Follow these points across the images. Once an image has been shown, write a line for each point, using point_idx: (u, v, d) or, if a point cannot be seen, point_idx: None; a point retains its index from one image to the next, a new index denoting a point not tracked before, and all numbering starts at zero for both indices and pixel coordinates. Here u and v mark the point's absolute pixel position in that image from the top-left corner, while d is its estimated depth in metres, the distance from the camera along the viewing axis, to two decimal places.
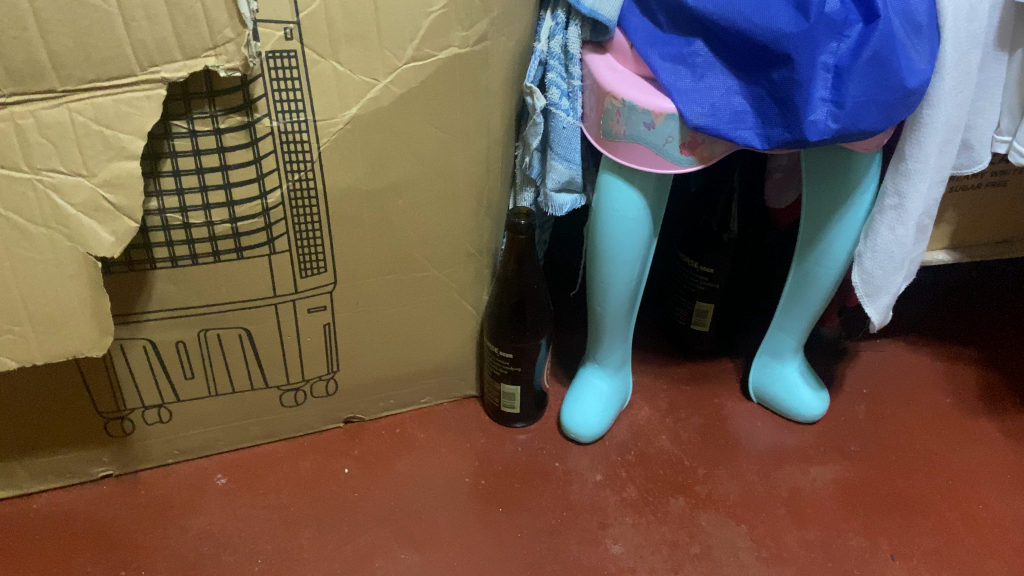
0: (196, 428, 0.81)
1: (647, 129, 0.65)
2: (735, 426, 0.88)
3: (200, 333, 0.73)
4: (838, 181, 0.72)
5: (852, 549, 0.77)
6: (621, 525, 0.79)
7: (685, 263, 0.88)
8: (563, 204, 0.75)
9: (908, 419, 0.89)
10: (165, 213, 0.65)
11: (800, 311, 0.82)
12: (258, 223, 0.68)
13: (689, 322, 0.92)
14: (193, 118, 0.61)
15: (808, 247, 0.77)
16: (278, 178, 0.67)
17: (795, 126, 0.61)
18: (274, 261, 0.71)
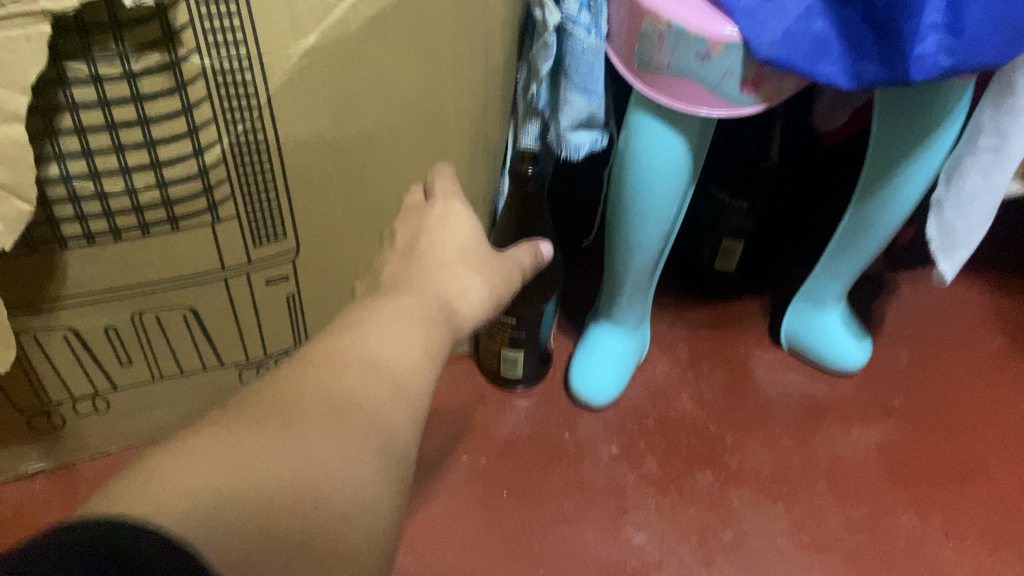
0: (142, 414, 0.69)
1: (700, 61, 0.50)
2: (765, 382, 0.78)
3: (134, 317, 0.59)
4: (921, 115, 0.58)
5: (900, 529, 0.69)
6: (643, 509, 0.70)
7: (713, 196, 0.74)
8: (580, 146, 0.61)
9: (957, 366, 0.80)
10: (70, 182, 0.50)
11: (852, 258, 0.70)
12: (194, 187, 0.53)
13: (713, 261, 0.79)
14: (95, 59, 0.45)
15: (873, 187, 0.64)
16: (217, 131, 0.51)
17: (895, 63, 0.46)
18: (219, 231, 0.56)
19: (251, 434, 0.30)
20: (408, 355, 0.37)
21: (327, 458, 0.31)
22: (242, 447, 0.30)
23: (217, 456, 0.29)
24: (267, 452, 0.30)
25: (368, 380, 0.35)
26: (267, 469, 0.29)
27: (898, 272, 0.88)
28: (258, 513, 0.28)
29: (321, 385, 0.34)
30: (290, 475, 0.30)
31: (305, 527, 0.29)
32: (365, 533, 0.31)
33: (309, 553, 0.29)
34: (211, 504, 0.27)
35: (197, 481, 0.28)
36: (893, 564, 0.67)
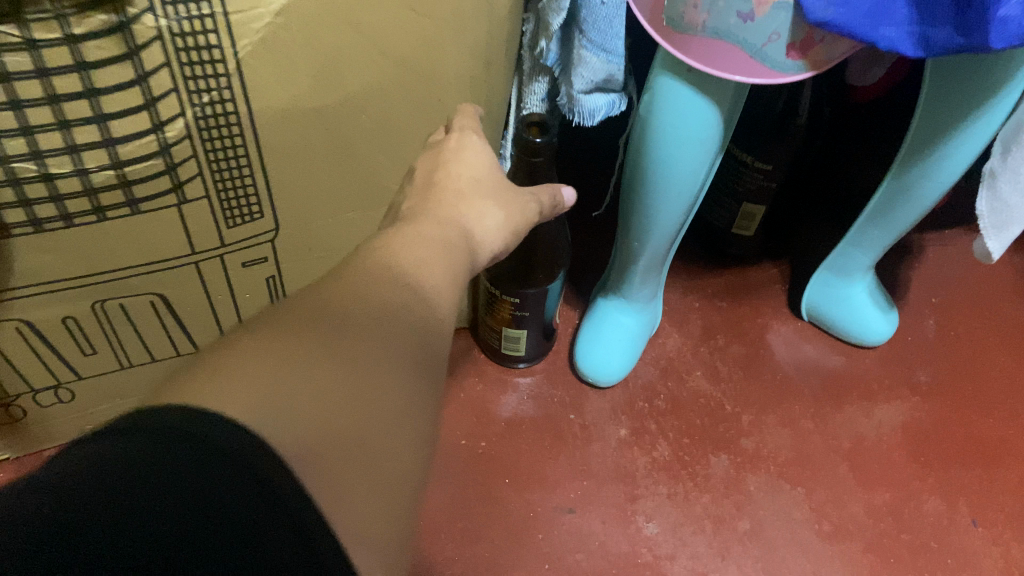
0: (111, 401, 0.63)
1: (742, 22, 0.43)
2: (783, 356, 0.73)
3: (95, 306, 0.53)
4: (976, 85, 0.52)
5: (928, 515, 0.65)
6: (654, 496, 0.65)
7: (735, 156, 0.69)
8: (596, 110, 0.55)
9: (986, 337, 0.75)
10: (8, 163, 0.43)
11: (885, 229, 0.65)
12: (156, 166, 0.46)
13: (729, 227, 0.74)
14: (27, 20, 0.37)
15: (915, 157, 0.59)
16: (179, 102, 0.44)
17: (975, 29, 0.39)
18: (187, 212, 0.49)
19: (297, 336, 0.29)
20: (434, 275, 0.37)
21: (376, 356, 0.30)
22: (291, 346, 0.28)
23: (272, 355, 0.27)
24: (319, 351, 0.28)
25: (401, 290, 0.34)
26: (323, 366, 0.28)
27: (925, 234, 0.83)
28: (315, 408, 0.26)
29: (357, 291, 0.32)
30: (344, 370, 0.28)
31: (362, 424, 0.27)
32: (416, 437, 0.29)
33: (366, 452, 0.27)
34: (273, 400, 0.25)
35: (252, 381, 0.26)
36: (921, 555, 0.63)
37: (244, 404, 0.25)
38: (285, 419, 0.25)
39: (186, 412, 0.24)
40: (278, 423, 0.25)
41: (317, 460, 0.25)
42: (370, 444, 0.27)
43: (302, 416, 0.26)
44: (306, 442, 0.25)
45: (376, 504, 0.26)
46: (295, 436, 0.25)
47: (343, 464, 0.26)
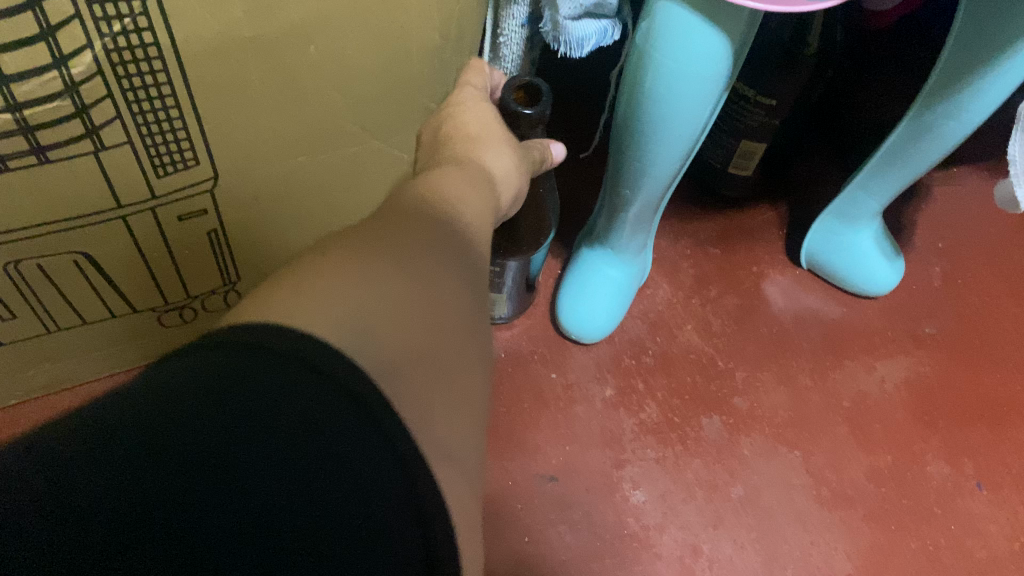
0: (42, 366, 0.57)
1: None
2: (780, 307, 0.68)
3: (8, 268, 0.46)
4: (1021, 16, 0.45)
5: (931, 479, 0.61)
6: (642, 462, 0.60)
7: (735, 90, 0.62)
8: (586, 37, 0.48)
9: (996, 284, 0.70)
10: None
11: (899, 173, 0.59)
12: (63, 108, 0.38)
13: (726, 166, 0.68)
14: None
15: (940, 94, 0.52)
16: (82, 31, 0.36)
17: None
18: (106, 160, 0.42)
19: (373, 254, 0.26)
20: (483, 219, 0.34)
21: (452, 284, 0.28)
22: (370, 266, 0.25)
23: (351, 273, 0.25)
24: (397, 273, 0.26)
25: (463, 222, 0.32)
26: (401, 284, 0.26)
27: (932, 171, 0.77)
28: (394, 324, 0.24)
29: (424, 215, 0.30)
30: (422, 292, 0.26)
31: (437, 341, 0.26)
32: (477, 358, 0.28)
33: (440, 370, 0.25)
34: (355, 315, 0.23)
35: (328, 297, 0.23)
36: (924, 521, 0.59)
37: (329, 318, 0.23)
38: (366, 334, 0.23)
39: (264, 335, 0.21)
40: (359, 341, 0.23)
41: (398, 373, 0.23)
42: (439, 356, 0.25)
43: (381, 331, 0.24)
44: (386, 357, 0.23)
45: (456, 413, 0.25)
46: (376, 350, 0.23)
47: (420, 375, 0.24)
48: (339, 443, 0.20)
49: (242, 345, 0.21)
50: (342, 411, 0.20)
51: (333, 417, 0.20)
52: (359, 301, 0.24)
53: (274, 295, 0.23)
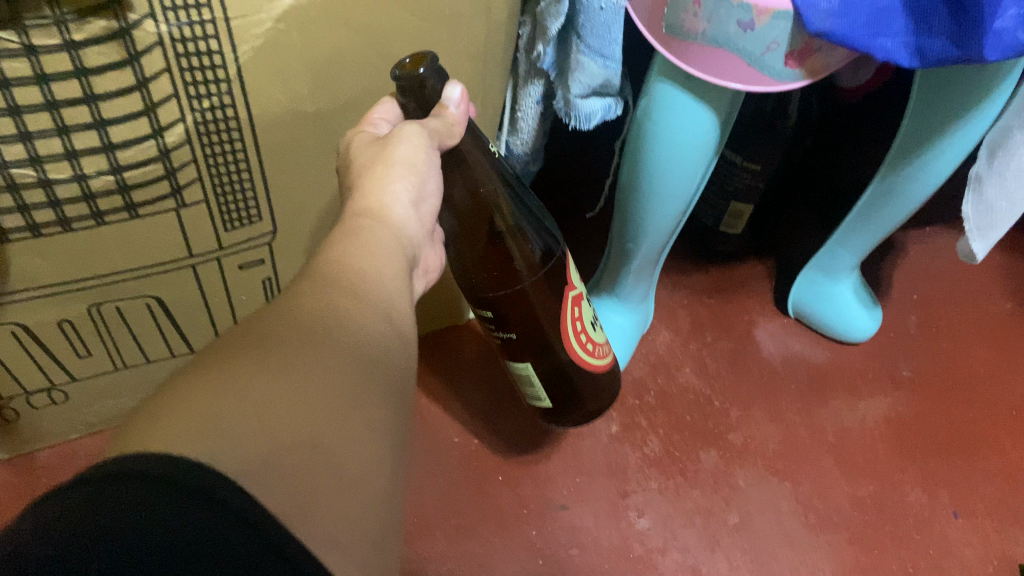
0: (103, 402, 0.63)
1: (742, 31, 0.44)
2: (769, 351, 0.75)
3: (90, 309, 0.53)
4: (964, 92, 0.53)
5: (910, 507, 0.67)
6: (645, 491, 0.66)
7: (725, 158, 0.69)
8: (592, 113, 0.55)
9: (965, 332, 0.77)
10: (7, 169, 0.42)
11: (872, 229, 0.66)
12: (155, 171, 0.46)
13: (717, 225, 0.75)
14: (26, 27, 0.37)
15: (900, 160, 0.60)
16: (178, 107, 0.43)
17: (969, 41, 0.40)
18: (184, 216, 0.49)
19: (241, 362, 0.30)
20: (375, 248, 0.38)
21: (336, 372, 0.31)
22: (239, 373, 0.29)
23: (223, 387, 0.28)
24: (267, 377, 0.29)
25: (348, 292, 0.34)
26: (270, 388, 0.29)
27: (907, 231, 0.85)
28: (267, 427, 0.28)
29: (313, 304, 0.33)
30: (299, 389, 0.30)
31: (322, 428, 0.29)
32: (382, 431, 0.32)
33: (326, 454, 0.29)
34: (214, 424, 0.27)
35: (189, 415, 0.27)
36: (904, 545, 0.64)
37: (182, 438, 0.26)
38: (230, 439, 0.26)
39: (151, 471, 0.23)
40: (219, 447, 0.26)
41: (270, 468, 0.27)
42: (322, 439, 0.29)
43: (249, 434, 0.27)
44: (257, 455, 0.27)
45: (348, 510, 0.28)
46: (244, 455, 0.26)
47: (295, 475, 0.27)
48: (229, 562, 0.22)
49: (139, 476, 0.23)
50: (238, 534, 0.23)
51: (225, 544, 0.23)
52: (223, 414, 0.27)
53: (148, 421, 0.27)
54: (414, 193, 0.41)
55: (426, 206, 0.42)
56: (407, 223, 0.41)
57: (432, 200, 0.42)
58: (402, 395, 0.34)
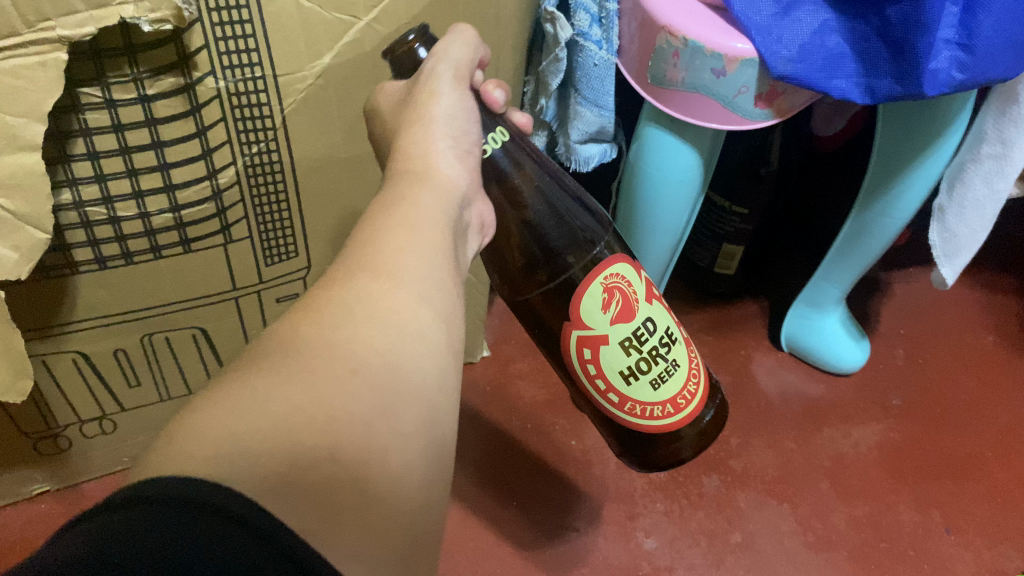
0: (147, 433, 0.69)
1: (715, 77, 0.51)
2: (765, 384, 0.80)
3: (143, 338, 0.59)
4: (920, 134, 0.60)
5: (904, 525, 0.70)
6: (652, 514, 0.70)
7: (715, 203, 0.78)
8: (590, 157, 0.62)
9: (950, 364, 0.82)
10: (83, 208, 0.48)
11: (854, 263, 0.73)
12: (207, 210, 0.52)
13: (713, 265, 0.83)
14: (109, 83, 0.43)
15: (870, 197, 0.67)
16: (231, 153, 0.50)
17: (910, 78, 0.47)
18: (231, 252, 0.56)
19: (267, 362, 0.33)
20: (420, 209, 0.41)
21: (358, 374, 0.34)
22: (259, 385, 0.32)
23: (248, 395, 0.31)
24: (287, 379, 0.32)
25: (365, 309, 0.36)
26: (288, 389, 0.32)
27: (891, 274, 0.91)
28: (289, 441, 0.30)
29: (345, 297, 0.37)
30: (318, 391, 0.32)
31: (342, 446, 0.31)
32: (410, 438, 0.34)
33: (347, 473, 0.31)
34: (237, 441, 0.29)
35: (217, 428, 0.30)
36: (901, 561, 0.67)
37: (211, 447, 0.29)
38: (247, 457, 0.29)
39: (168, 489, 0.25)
40: (236, 463, 0.28)
41: (287, 486, 0.29)
42: (342, 453, 0.31)
43: (267, 450, 0.29)
44: (273, 472, 0.29)
45: (364, 538, 0.30)
46: (260, 472, 0.28)
47: (315, 520, 0.29)
48: (233, 561, 0.23)
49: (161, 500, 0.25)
50: (237, 540, 0.24)
51: (231, 548, 0.24)
52: (247, 428, 0.30)
53: (191, 415, 0.31)
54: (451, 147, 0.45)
55: (469, 157, 0.46)
56: (456, 178, 0.44)
57: (474, 151, 0.46)
58: (436, 397, 0.36)
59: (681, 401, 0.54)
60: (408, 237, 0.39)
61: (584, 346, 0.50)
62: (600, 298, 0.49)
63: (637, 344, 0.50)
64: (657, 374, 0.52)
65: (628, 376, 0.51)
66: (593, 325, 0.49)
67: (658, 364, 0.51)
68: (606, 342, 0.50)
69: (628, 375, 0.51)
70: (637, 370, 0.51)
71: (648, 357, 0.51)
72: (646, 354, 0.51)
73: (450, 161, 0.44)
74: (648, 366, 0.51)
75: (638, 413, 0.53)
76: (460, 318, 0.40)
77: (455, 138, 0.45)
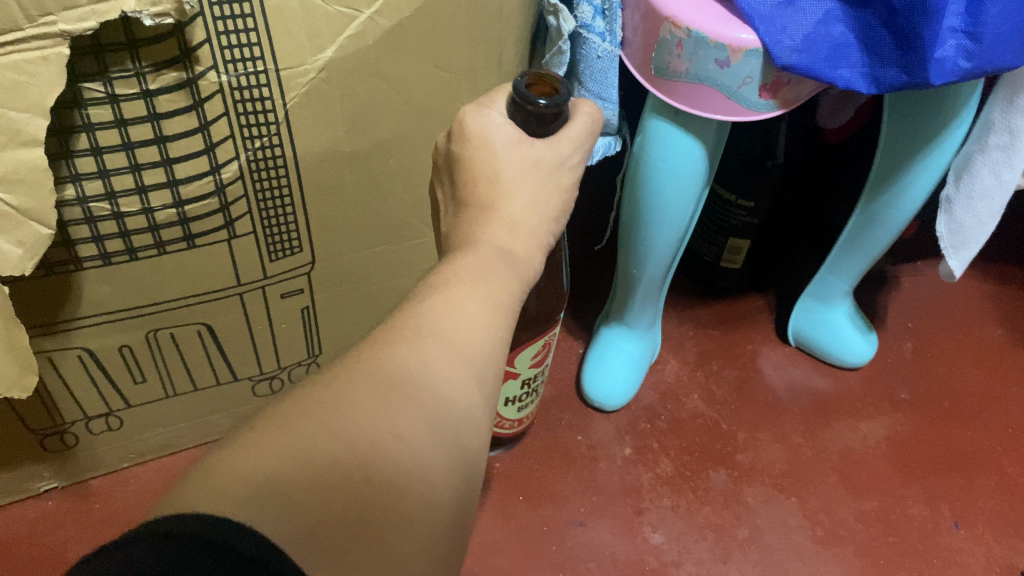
0: (153, 430, 0.69)
1: (719, 68, 0.51)
2: (771, 378, 0.80)
3: (149, 334, 0.59)
4: (926, 126, 0.60)
5: (913, 519, 0.69)
6: (659, 508, 0.70)
7: (721, 196, 0.78)
8: (594, 150, 0.61)
9: (958, 357, 0.82)
10: (86, 203, 0.48)
11: (860, 256, 0.73)
12: (212, 205, 0.52)
13: (719, 260, 0.83)
14: (111, 78, 0.43)
15: (877, 189, 0.67)
16: (234, 147, 0.50)
17: (915, 68, 0.46)
18: (235, 247, 0.56)
19: (306, 406, 0.31)
20: (498, 289, 0.37)
21: (402, 442, 0.31)
22: (304, 429, 0.29)
23: (289, 434, 0.29)
24: (320, 427, 0.30)
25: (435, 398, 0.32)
26: (330, 438, 0.29)
27: (898, 267, 0.91)
28: (314, 491, 0.28)
29: (415, 365, 0.33)
30: (361, 453, 0.29)
31: (372, 508, 0.29)
32: (437, 507, 0.31)
33: (375, 535, 0.29)
34: (274, 487, 0.27)
35: (255, 468, 0.28)
36: (909, 555, 0.67)
37: (237, 490, 0.27)
38: (276, 507, 0.27)
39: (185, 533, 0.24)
40: (271, 513, 0.27)
41: (313, 538, 0.27)
42: (370, 512, 0.29)
43: (301, 502, 0.27)
44: (303, 527, 0.27)
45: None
46: (285, 525, 0.27)
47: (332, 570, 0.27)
48: None
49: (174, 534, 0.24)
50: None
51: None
52: (282, 471, 0.28)
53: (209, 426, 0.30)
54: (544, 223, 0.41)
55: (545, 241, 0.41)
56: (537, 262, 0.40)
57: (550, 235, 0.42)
58: (473, 440, 0.34)
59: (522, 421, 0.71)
60: (483, 318, 0.35)
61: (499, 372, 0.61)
62: (535, 349, 0.62)
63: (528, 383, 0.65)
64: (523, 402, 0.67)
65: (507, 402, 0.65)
66: (517, 364, 0.62)
67: (528, 398, 0.68)
68: (514, 377, 0.64)
69: (509, 400, 0.66)
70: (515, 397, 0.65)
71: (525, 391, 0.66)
72: (528, 394, 0.67)
73: (535, 238, 0.40)
74: (523, 398, 0.68)
75: (499, 424, 0.69)
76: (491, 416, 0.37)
77: (541, 212, 0.41)
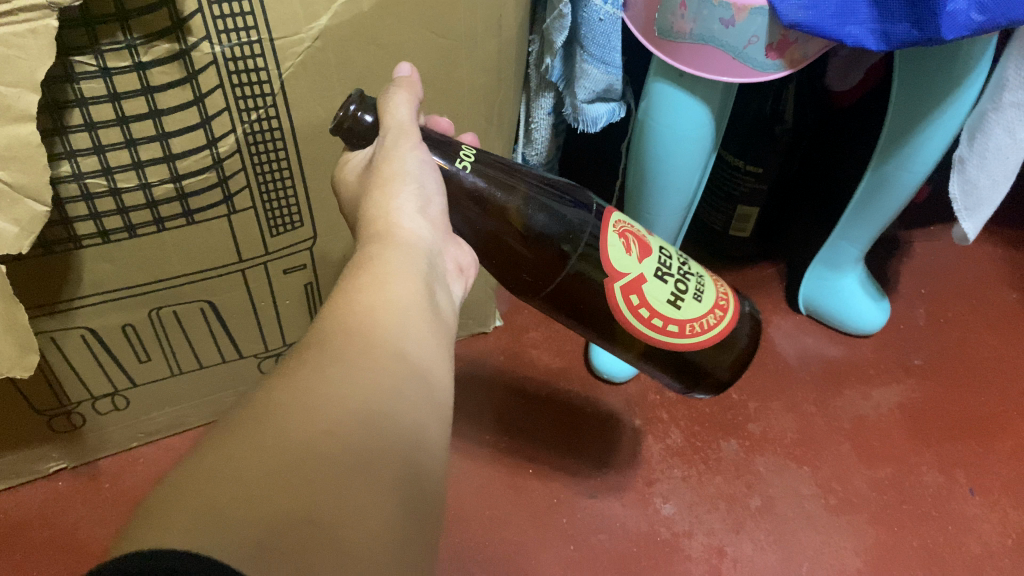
0: (160, 409, 0.69)
1: (723, 27, 0.49)
2: (783, 346, 0.79)
3: (151, 312, 0.59)
4: (934, 83, 0.59)
5: (927, 486, 0.68)
6: (669, 479, 0.69)
7: (729, 163, 0.77)
8: (598, 117, 0.61)
9: (973, 322, 0.81)
10: (82, 179, 0.47)
11: (871, 219, 0.71)
12: (210, 178, 0.51)
13: (727, 228, 0.82)
14: (102, 51, 0.42)
15: (887, 150, 0.65)
16: (230, 120, 0.49)
17: (928, 22, 0.45)
18: (235, 223, 0.55)
19: (258, 420, 0.30)
20: (388, 268, 0.39)
21: (334, 439, 0.30)
22: (241, 449, 0.29)
23: (233, 457, 0.28)
24: (263, 442, 0.29)
25: (364, 387, 0.33)
26: (265, 449, 0.29)
27: (911, 232, 0.90)
28: (262, 502, 0.27)
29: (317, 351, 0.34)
30: (298, 456, 0.29)
31: (315, 505, 0.28)
32: (381, 498, 0.30)
33: (323, 533, 0.27)
34: (225, 507, 0.26)
35: (202, 492, 0.27)
36: (923, 522, 0.66)
37: (186, 517, 0.26)
38: (222, 522, 0.26)
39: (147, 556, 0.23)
40: (216, 536, 0.25)
41: (263, 550, 0.26)
42: (320, 514, 0.28)
43: (239, 517, 0.26)
44: (251, 544, 0.26)
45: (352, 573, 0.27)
46: (237, 537, 0.26)
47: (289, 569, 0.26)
48: None
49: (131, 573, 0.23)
50: None
51: None
52: (233, 492, 0.27)
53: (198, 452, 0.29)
54: (422, 199, 0.42)
55: (437, 207, 0.43)
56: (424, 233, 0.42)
57: (439, 200, 0.43)
58: (419, 435, 0.33)
59: (722, 303, 0.54)
60: (374, 298, 0.37)
61: (629, 295, 0.49)
62: (621, 243, 0.49)
63: (667, 269, 0.50)
64: (694, 288, 0.52)
65: (677, 300, 0.50)
66: (627, 270, 0.48)
67: (682, 284, 0.51)
68: (645, 280, 0.49)
69: (674, 300, 0.50)
70: (679, 291, 0.51)
71: (681, 276, 0.52)
72: (678, 274, 0.51)
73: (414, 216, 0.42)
74: (684, 285, 0.51)
75: (699, 330, 0.52)
76: (443, 395, 0.37)
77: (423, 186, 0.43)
